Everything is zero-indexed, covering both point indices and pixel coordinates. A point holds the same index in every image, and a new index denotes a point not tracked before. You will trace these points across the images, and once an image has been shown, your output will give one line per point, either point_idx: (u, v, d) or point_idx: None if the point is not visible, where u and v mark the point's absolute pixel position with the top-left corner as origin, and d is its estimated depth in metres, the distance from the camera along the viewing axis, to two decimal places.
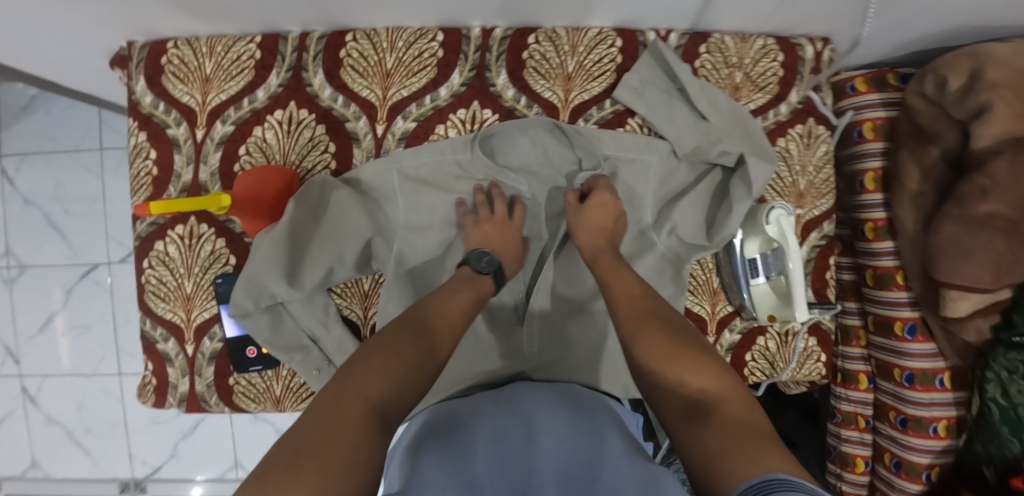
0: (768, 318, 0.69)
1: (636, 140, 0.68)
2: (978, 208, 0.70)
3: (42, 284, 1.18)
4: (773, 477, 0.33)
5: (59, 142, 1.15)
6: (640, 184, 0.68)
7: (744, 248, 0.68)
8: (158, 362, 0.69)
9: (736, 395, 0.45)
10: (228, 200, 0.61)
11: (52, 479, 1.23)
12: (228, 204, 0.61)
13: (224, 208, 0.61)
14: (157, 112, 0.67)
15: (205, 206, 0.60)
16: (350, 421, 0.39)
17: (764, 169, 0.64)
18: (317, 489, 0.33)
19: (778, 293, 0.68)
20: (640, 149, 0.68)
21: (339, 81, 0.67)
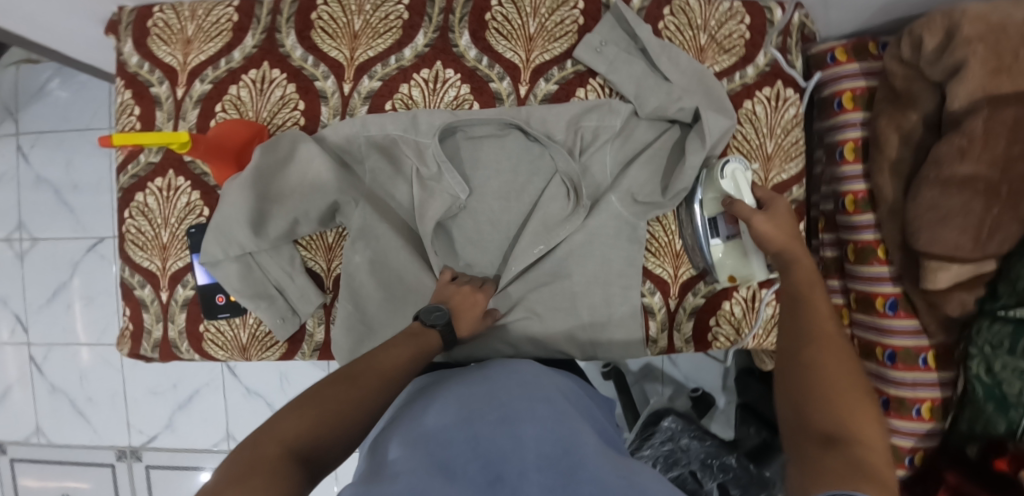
0: (729, 279, 0.68)
1: (598, 104, 0.69)
2: (955, 170, 0.68)
3: (53, 257, 1.25)
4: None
5: (71, 122, 1.22)
6: (598, 146, 0.70)
7: (704, 208, 0.68)
8: (136, 308, 0.72)
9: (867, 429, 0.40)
10: (189, 137, 0.60)
11: (55, 446, 1.28)
12: (189, 140, 0.60)
13: (186, 145, 0.60)
14: (142, 72, 0.71)
15: (166, 141, 0.58)
16: (268, 460, 0.35)
17: (719, 123, 0.66)
18: None
19: (737, 253, 0.67)
20: (603, 113, 0.69)
21: (309, 42, 0.70)
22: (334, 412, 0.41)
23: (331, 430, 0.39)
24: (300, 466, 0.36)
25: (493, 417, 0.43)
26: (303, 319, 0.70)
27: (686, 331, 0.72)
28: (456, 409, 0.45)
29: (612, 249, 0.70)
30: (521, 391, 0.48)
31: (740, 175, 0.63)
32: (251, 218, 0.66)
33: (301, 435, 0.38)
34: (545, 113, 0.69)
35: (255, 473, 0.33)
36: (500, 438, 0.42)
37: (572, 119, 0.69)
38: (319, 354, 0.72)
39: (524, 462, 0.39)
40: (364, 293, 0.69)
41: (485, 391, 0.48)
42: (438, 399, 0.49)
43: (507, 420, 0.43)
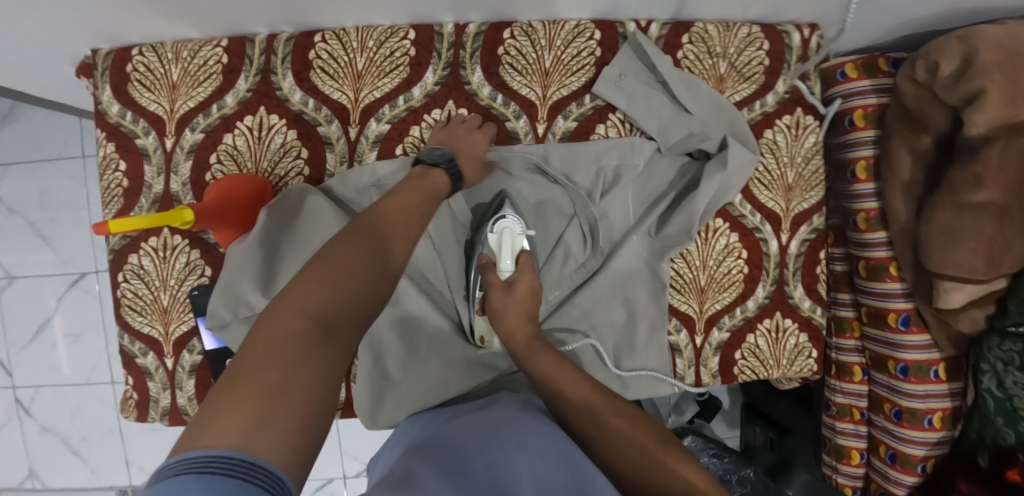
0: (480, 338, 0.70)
1: (620, 144, 0.67)
2: (970, 196, 0.68)
3: (33, 295, 1.17)
4: None
5: (42, 150, 1.13)
6: (620, 188, 0.68)
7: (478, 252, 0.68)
8: (139, 376, 0.68)
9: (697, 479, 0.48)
10: (191, 215, 0.59)
11: (50, 489, 1.20)
12: (192, 218, 0.59)
13: (188, 222, 0.59)
14: (125, 122, 0.65)
15: (168, 222, 0.57)
16: (290, 336, 0.34)
17: (745, 157, 0.64)
18: (255, 410, 0.29)
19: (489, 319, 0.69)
20: (624, 152, 0.67)
21: (308, 83, 0.65)
22: (341, 284, 0.39)
23: (345, 296, 0.38)
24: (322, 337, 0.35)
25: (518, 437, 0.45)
26: None
27: (712, 366, 0.71)
28: (481, 436, 0.46)
29: (630, 291, 0.68)
30: (535, 421, 0.50)
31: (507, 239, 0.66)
32: (259, 276, 0.62)
33: (314, 308, 0.37)
34: (568, 156, 0.67)
35: (277, 358, 0.33)
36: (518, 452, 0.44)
37: (594, 158, 0.67)
38: (341, 412, 0.70)
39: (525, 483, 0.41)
40: (386, 349, 0.66)
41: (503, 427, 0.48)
42: (467, 425, 0.51)
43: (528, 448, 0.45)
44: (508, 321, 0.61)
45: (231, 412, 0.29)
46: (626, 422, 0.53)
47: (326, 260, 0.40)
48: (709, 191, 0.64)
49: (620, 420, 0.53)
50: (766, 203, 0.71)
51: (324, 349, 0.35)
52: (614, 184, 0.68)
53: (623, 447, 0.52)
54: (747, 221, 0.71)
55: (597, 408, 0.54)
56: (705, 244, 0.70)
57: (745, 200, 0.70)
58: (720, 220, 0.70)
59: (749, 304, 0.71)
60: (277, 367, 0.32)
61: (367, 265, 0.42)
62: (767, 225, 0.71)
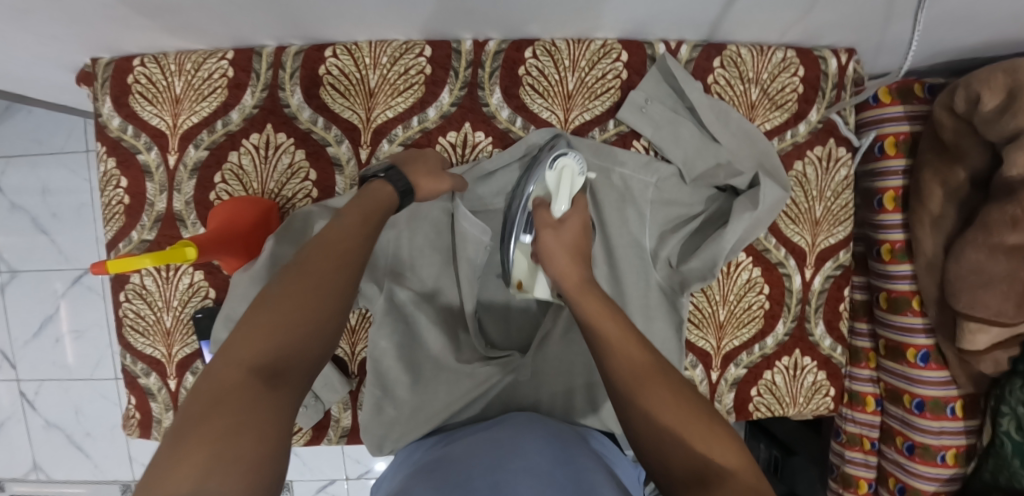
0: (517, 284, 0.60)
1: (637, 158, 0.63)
2: (1005, 238, 0.64)
3: (35, 290, 1.16)
4: None
5: (44, 144, 1.11)
6: (637, 202, 0.64)
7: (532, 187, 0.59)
8: (141, 396, 0.66)
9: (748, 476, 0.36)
10: (194, 252, 0.54)
11: (54, 481, 1.21)
12: (195, 255, 0.54)
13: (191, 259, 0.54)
14: (126, 136, 0.63)
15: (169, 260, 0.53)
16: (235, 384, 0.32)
17: (776, 193, 0.61)
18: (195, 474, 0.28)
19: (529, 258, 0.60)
20: (640, 167, 0.63)
21: (318, 100, 0.62)
22: (292, 319, 0.36)
23: (298, 337, 0.36)
24: (268, 385, 0.33)
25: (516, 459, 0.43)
26: (328, 406, 0.65)
27: (727, 402, 0.70)
28: (485, 457, 0.45)
29: (646, 319, 0.65)
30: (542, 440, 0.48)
31: (565, 175, 0.58)
32: None
33: (262, 353, 0.34)
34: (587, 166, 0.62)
35: (221, 410, 0.31)
36: (517, 472, 0.41)
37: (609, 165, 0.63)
38: (347, 439, 0.67)
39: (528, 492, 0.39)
40: (391, 378, 0.62)
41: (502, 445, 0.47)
42: (468, 448, 0.48)
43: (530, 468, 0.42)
44: (557, 262, 0.51)
45: (176, 473, 0.28)
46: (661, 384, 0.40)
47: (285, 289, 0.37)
48: (740, 228, 0.61)
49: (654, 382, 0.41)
50: (792, 237, 0.68)
51: (272, 395, 0.33)
52: (625, 199, 0.64)
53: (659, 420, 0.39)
54: (771, 256, 0.68)
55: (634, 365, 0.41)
56: (726, 278, 0.68)
57: (770, 234, 0.68)
58: (743, 254, 0.68)
59: (768, 341, 0.69)
60: (224, 422, 0.31)
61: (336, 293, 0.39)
62: (792, 259, 0.68)
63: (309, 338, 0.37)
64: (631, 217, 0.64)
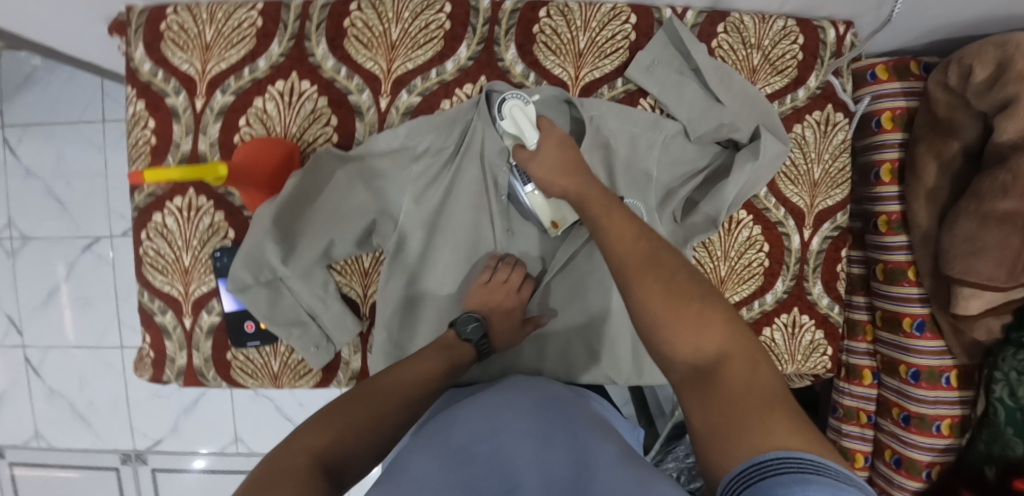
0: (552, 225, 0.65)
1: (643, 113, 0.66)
2: (996, 205, 0.67)
3: (46, 256, 1.17)
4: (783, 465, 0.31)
5: (60, 113, 1.13)
6: (642, 156, 0.66)
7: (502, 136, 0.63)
8: (156, 334, 0.68)
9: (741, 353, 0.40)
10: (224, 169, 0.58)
11: (54, 450, 1.20)
12: (225, 171, 0.58)
13: (222, 176, 0.58)
14: (156, 80, 0.65)
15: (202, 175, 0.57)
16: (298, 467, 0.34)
17: (775, 147, 0.64)
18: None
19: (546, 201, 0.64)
20: (647, 125, 0.66)
21: (342, 51, 0.65)
22: (344, 423, 0.40)
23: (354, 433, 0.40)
24: (328, 479, 0.35)
25: (520, 427, 0.44)
26: (339, 347, 0.68)
27: None
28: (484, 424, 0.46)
29: None
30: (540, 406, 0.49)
31: (522, 112, 0.60)
32: (282, 241, 0.63)
33: (326, 447, 0.37)
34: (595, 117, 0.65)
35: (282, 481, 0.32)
36: (522, 443, 0.42)
37: (618, 122, 0.66)
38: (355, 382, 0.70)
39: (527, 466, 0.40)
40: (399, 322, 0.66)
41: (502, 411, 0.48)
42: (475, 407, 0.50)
43: (532, 432, 0.44)
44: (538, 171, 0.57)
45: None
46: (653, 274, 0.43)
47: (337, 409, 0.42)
48: (738, 184, 0.64)
49: (652, 280, 0.43)
50: (791, 198, 0.71)
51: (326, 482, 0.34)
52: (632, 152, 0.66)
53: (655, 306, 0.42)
54: (771, 215, 0.71)
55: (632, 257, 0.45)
56: (727, 235, 0.70)
57: (770, 194, 0.70)
58: (744, 212, 0.70)
59: (767, 298, 0.72)
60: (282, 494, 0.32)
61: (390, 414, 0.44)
62: (791, 219, 0.71)
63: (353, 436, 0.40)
64: (636, 170, 0.67)
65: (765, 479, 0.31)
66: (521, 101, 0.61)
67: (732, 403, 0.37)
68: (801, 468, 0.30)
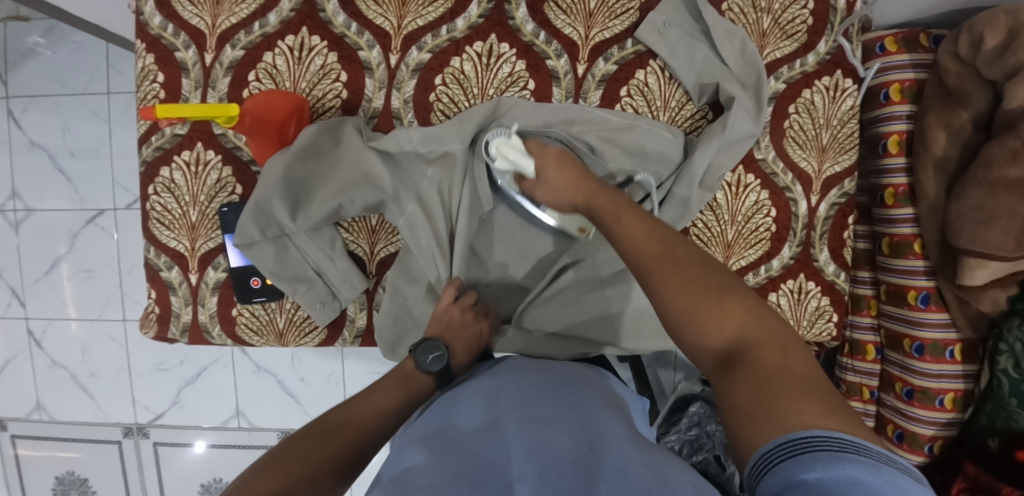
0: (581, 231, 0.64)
1: (664, 133, 0.65)
2: (1005, 172, 0.67)
3: (49, 230, 1.13)
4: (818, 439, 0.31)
5: (66, 85, 1.09)
6: (651, 157, 0.65)
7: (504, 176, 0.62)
8: (161, 290, 0.68)
9: (767, 336, 0.39)
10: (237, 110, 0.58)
11: (56, 422, 1.20)
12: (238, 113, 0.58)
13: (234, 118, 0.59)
14: (166, 34, 0.65)
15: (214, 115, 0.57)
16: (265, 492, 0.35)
17: (746, 127, 0.65)
18: None
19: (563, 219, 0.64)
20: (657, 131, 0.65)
21: (353, 7, 0.65)
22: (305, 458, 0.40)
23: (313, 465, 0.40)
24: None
25: (517, 417, 0.43)
26: (344, 304, 0.68)
27: None
28: (487, 415, 0.44)
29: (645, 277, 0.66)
30: (549, 390, 0.48)
31: (509, 147, 0.59)
32: (293, 197, 0.63)
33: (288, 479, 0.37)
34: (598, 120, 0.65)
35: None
36: (523, 433, 0.41)
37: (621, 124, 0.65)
38: (361, 340, 0.70)
39: (533, 450, 0.38)
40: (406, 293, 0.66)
41: (507, 398, 0.46)
42: (470, 398, 0.48)
43: (534, 422, 0.42)
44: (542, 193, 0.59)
45: None
46: (671, 271, 0.42)
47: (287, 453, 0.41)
48: (707, 155, 0.64)
49: (671, 266, 0.43)
50: (799, 163, 0.71)
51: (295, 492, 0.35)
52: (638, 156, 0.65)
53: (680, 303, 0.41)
54: (779, 180, 0.71)
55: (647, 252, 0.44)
56: (735, 198, 0.70)
57: (778, 158, 0.70)
58: (752, 177, 0.70)
59: (774, 263, 0.72)
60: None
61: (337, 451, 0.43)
62: (798, 185, 0.71)
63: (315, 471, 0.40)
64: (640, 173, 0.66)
65: (802, 454, 0.30)
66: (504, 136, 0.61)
67: (765, 395, 0.35)
68: (840, 446, 0.30)
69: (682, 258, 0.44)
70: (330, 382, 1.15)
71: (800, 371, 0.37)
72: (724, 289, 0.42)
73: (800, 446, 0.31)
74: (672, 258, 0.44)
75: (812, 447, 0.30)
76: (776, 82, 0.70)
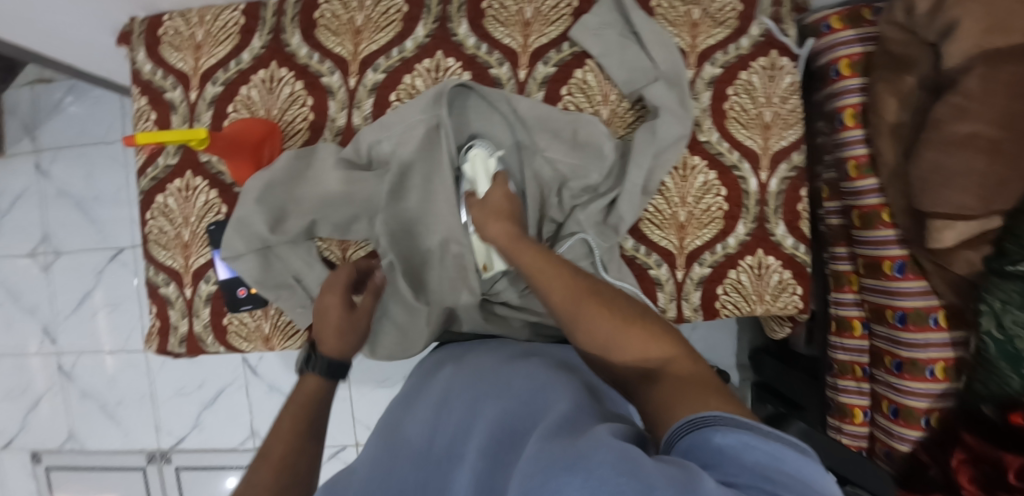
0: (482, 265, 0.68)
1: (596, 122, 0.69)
2: (955, 128, 0.68)
3: (76, 269, 1.25)
4: (713, 413, 0.34)
5: (87, 135, 1.22)
6: (594, 141, 0.69)
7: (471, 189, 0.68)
8: (161, 305, 0.75)
9: (682, 356, 0.43)
10: (205, 134, 0.63)
11: (86, 452, 1.29)
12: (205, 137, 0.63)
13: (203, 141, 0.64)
14: (156, 78, 0.75)
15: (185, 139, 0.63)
16: None
17: (671, 128, 0.68)
18: None
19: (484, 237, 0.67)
20: (591, 132, 0.69)
21: (314, 40, 0.73)
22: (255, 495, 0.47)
23: None
24: None
25: (468, 400, 0.48)
26: None
27: (693, 301, 0.74)
28: (438, 411, 0.49)
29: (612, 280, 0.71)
30: (502, 368, 0.52)
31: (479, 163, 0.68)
32: (271, 214, 0.69)
33: None
34: (534, 108, 0.70)
35: None
36: (465, 419, 0.45)
37: (555, 111, 0.70)
38: None
39: (476, 434, 0.42)
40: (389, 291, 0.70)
41: (466, 385, 0.51)
42: (434, 394, 0.54)
43: (478, 403, 0.46)
44: (490, 227, 0.60)
45: None
46: (595, 305, 0.47)
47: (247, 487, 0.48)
48: (642, 170, 0.68)
49: (591, 303, 0.48)
50: (744, 142, 0.73)
51: None
52: (573, 132, 0.70)
53: (601, 335, 0.45)
54: (725, 159, 0.73)
55: (567, 294, 0.49)
56: (683, 181, 0.73)
57: (722, 139, 0.73)
58: (698, 158, 0.73)
59: (730, 241, 0.73)
60: None
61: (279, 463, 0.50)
62: (746, 163, 0.73)
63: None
64: (588, 151, 0.70)
65: (704, 427, 0.33)
66: (487, 151, 0.69)
67: (670, 394, 0.39)
68: (740, 423, 0.32)
69: (597, 292, 0.49)
70: (337, 398, 1.21)
71: (710, 378, 0.41)
72: (639, 318, 0.46)
73: (702, 420, 0.33)
74: (593, 292, 0.49)
75: (713, 422, 0.33)
76: (712, 68, 0.73)
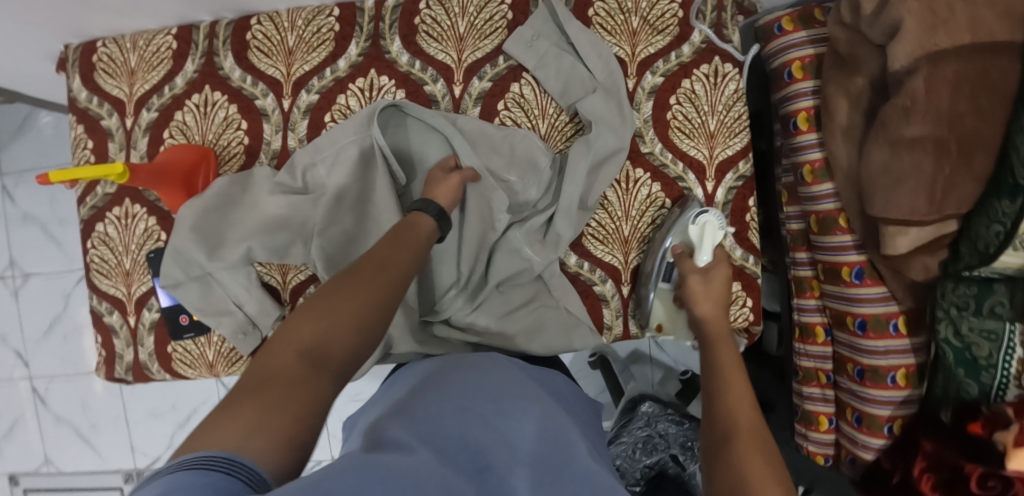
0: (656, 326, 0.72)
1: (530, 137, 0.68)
2: (903, 131, 0.61)
3: (46, 292, 1.25)
4: None
5: (53, 158, 1.23)
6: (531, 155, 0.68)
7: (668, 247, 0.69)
8: (106, 334, 0.75)
9: None
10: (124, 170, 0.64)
11: (64, 474, 1.30)
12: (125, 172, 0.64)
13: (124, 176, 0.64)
14: (92, 105, 0.74)
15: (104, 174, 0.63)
16: (284, 370, 0.37)
17: (607, 139, 0.67)
18: (264, 410, 0.33)
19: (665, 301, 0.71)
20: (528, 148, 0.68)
21: (246, 62, 0.72)
22: (340, 312, 0.41)
23: (333, 330, 0.40)
24: (313, 368, 0.38)
25: (489, 405, 0.42)
26: (265, 333, 0.72)
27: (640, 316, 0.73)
28: (454, 394, 0.43)
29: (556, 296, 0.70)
30: (520, 387, 0.48)
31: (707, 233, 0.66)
32: (207, 241, 0.69)
33: (314, 334, 0.40)
34: (471, 124, 0.69)
35: (270, 386, 0.35)
36: (490, 427, 0.40)
37: (489, 127, 0.69)
38: None
39: (505, 452, 0.37)
40: None
41: (485, 387, 0.45)
42: (448, 376, 0.47)
43: (503, 416, 0.42)
44: (702, 307, 0.61)
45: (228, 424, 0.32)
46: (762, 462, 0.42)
47: (340, 289, 0.43)
48: (578, 184, 0.67)
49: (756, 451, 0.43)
50: (688, 152, 0.71)
51: (320, 380, 0.38)
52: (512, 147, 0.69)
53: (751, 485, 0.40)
54: (669, 171, 0.71)
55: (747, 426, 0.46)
56: (626, 195, 0.71)
57: (665, 149, 0.71)
58: (641, 171, 0.71)
59: None
60: (275, 393, 0.35)
61: (370, 298, 0.44)
62: (691, 173, 0.71)
63: (348, 335, 0.41)
64: (524, 168, 0.69)
65: None
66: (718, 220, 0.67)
67: None
68: None
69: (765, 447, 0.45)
70: None
71: None
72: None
73: None
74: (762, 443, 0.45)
75: None
76: (653, 77, 0.71)
